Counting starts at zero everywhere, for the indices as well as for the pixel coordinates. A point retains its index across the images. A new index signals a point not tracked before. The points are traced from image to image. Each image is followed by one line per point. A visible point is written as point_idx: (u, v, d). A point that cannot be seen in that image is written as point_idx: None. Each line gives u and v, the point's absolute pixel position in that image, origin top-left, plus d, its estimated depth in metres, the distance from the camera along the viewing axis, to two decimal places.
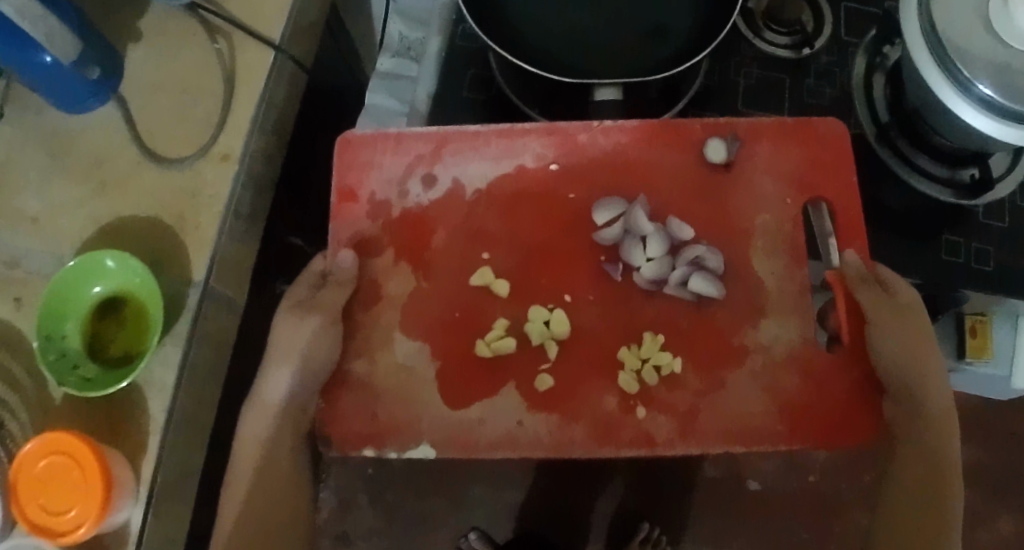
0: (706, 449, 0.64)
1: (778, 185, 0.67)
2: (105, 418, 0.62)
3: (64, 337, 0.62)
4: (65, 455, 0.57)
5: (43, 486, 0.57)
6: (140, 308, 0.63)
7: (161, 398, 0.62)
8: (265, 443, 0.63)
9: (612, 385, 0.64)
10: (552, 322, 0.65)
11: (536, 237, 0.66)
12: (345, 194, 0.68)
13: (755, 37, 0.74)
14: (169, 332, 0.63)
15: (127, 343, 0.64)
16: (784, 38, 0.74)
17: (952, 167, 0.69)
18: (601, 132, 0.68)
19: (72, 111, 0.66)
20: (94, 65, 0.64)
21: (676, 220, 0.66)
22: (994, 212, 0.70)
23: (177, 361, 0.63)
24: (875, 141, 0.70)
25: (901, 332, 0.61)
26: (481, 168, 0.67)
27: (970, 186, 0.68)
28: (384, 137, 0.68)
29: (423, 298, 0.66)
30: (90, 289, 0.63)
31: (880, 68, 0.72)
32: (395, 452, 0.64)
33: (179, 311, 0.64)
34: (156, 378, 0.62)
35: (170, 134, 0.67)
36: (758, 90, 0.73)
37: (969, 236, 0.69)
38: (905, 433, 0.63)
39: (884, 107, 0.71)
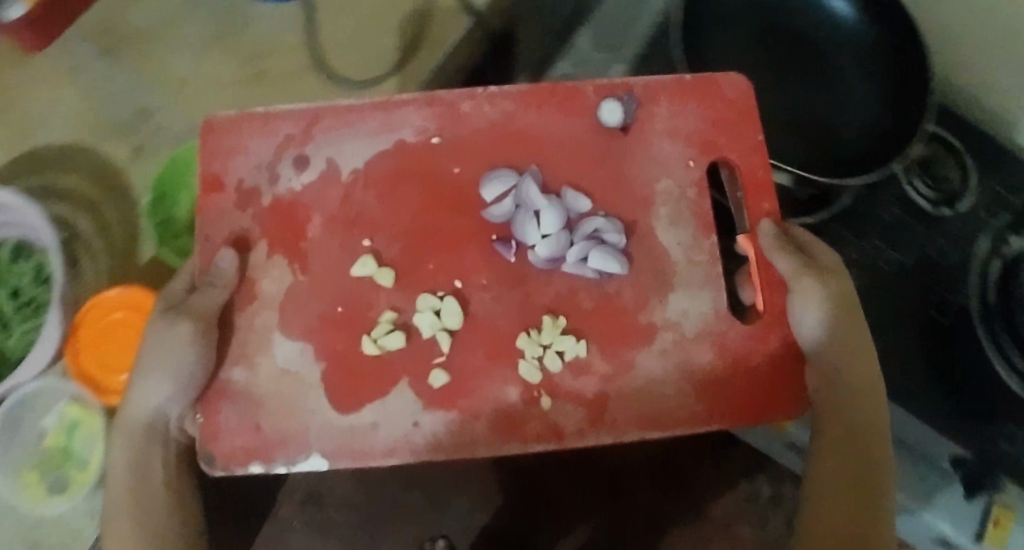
0: (620, 438, 0.59)
1: (679, 145, 0.63)
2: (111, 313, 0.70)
3: (177, 203, 0.74)
4: (138, 310, 0.70)
5: (102, 341, 0.70)
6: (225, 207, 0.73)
7: None
8: (132, 463, 0.57)
9: (514, 376, 0.60)
10: (443, 311, 0.60)
11: (419, 218, 0.63)
12: (211, 183, 0.64)
13: (908, 183, 0.89)
14: None
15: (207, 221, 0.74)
16: (930, 190, 0.89)
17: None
18: (486, 101, 0.64)
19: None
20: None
21: (571, 192, 0.62)
22: None
23: None
24: (979, 317, 0.81)
25: (822, 299, 0.57)
26: (356, 146, 0.64)
27: None
28: (250, 119, 0.64)
29: (302, 293, 0.62)
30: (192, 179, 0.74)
31: (1001, 253, 0.84)
32: (285, 466, 0.59)
33: None
34: None
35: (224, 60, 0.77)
36: (858, 225, 0.89)
37: (999, 429, 0.82)
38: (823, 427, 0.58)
39: (994, 286, 0.82)
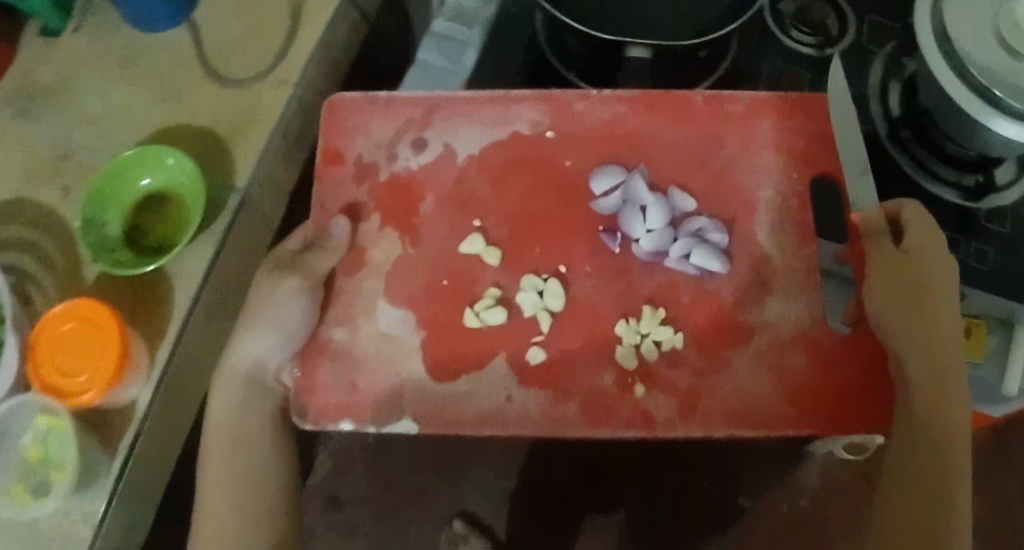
0: (710, 432, 0.59)
1: (783, 158, 0.65)
2: (132, 303, 0.64)
3: (106, 221, 0.65)
4: (87, 319, 0.58)
5: (62, 345, 0.58)
6: (177, 202, 0.66)
7: (189, 283, 0.65)
8: (231, 413, 0.59)
9: (610, 361, 0.60)
10: (546, 292, 0.61)
11: (529, 202, 0.63)
12: (330, 157, 0.64)
13: (781, 33, 0.72)
14: (208, 226, 0.67)
15: (162, 234, 0.66)
16: (810, 38, 0.72)
17: (959, 170, 0.67)
18: (599, 101, 0.66)
19: (144, 28, 0.71)
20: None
21: (677, 191, 0.63)
22: (998, 213, 0.66)
23: (198, 273, 0.65)
24: (884, 137, 0.69)
25: (892, 273, 0.57)
26: (473, 133, 0.65)
27: (973, 189, 0.67)
28: (373, 101, 0.65)
29: (410, 264, 0.62)
30: (138, 181, 0.66)
31: (897, 79, 0.70)
32: (374, 427, 0.59)
33: (221, 205, 0.67)
34: (185, 267, 0.65)
35: (237, 51, 0.71)
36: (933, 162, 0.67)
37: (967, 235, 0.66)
38: (901, 450, 0.57)
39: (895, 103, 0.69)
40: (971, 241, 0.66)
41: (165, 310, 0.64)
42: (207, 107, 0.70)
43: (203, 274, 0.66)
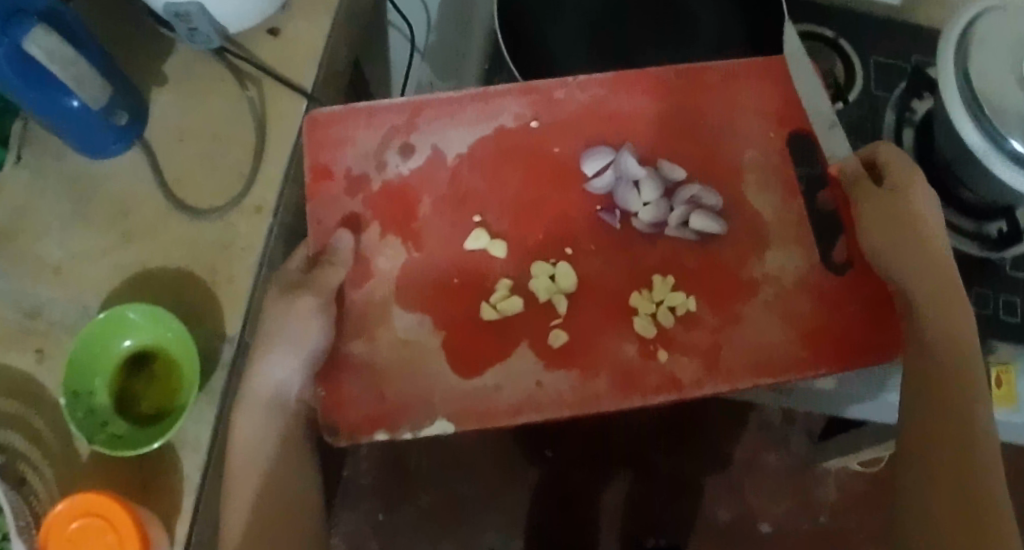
0: (736, 385, 0.60)
1: (758, 121, 0.68)
2: (136, 483, 0.60)
3: (94, 392, 0.61)
4: (98, 516, 0.55)
5: (73, 547, 0.55)
6: (172, 362, 0.62)
7: (193, 457, 0.61)
8: (256, 442, 0.57)
9: (630, 332, 0.61)
10: (557, 275, 0.62)
11: (525, 191, 0.64)
12: (320, 172, 0.64)
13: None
14: (204, 389, 0.62)
15: (159, 399, 0.63)
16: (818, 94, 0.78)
17: (978, 220, 0.72)
18: (577, 87, 0.68)
19: (95, 155, 0.66)
20: (125, 112, 0.64)
21: (667, 162, 0.65)
22: (1022, 262, 0.72)
23: (210, 418, 0.62)
24: None
25: (880, 205, 0.60)
26: (459, 133, 0.66)
27: (998, 238, 0.71)
28: (356, 112, 0.66)
29: (418, 267, 0.62)
30: (119, 343, 0.62)
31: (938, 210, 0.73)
32: (410, 432, 0.58)
33: (212, 364, 0.62)
34: (190, 437, 0.61)
35: (201, 181, 0.66)
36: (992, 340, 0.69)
37: (995, 288, 0.71)
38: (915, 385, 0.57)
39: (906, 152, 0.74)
40: (1001, 294, 0.71)
41: (174, 479, 0.60)
42: (169, 254, 0.64)
43: (210, 435, 0.61)
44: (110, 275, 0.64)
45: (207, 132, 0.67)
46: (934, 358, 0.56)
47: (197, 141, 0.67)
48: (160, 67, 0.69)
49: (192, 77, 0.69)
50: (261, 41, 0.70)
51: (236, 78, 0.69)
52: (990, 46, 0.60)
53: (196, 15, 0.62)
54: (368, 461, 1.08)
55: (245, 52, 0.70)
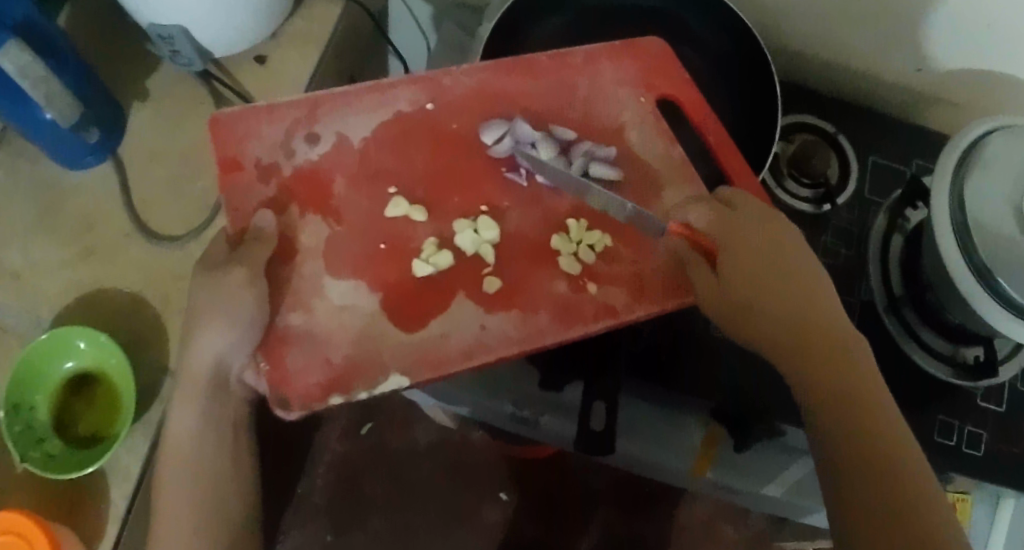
0: (665, 305, 0.64)
1: (629, 87, 0.72)
2: (66, 504, 0.65)
3: (33, 406, 0.66)
4: (15, 534, 0.59)
5: None
6: (112, 387, 0.67)
7: (122, 487, 0.66)
8: (200, 423, 0.56)
9: (558, 270, 0.64)
10: (480, 229, 0.64)
11: (434, 163, 0.66)
12: (229, 166, 0.62)
13: (779, 186, 0.81)
14: (141, 420, 0.68)
15: (95, 422, 0.68)
16: (806, 190, 0.81)
17: (955, 344, 0.77)
18: (462, 74, 0.68)
19: (69, 166, 0.72)
20: (95, 129, 0.71)
21: (557, 127, 0.69)
22: (992, 394, 0.78)
23: (143, 451, 0.67)
24: (883, 307, 0.78)
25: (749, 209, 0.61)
26: (360, 120, 0.65)
27: (972, 367, 0.76)
28: (255, 110, 0.64)
29: (343, 240, 0.62)
30: (62, 365, 0.66)
31: (909, 327, 0.77)
32: (366, 392, 0.57)
33: (152, 400, 0.68)
34: (123, 467, 0.66)
35: (163, 213, 0.73)
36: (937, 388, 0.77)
37: (960, 417, 0.76)
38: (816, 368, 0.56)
39: (897, 279, 0.79)
40: (966, 425, 0.76)
41: (99, 512, 0.65)
42: (125, 276, 0.70)
43: (140, 471, 0.67)
44: (64, 290, 0.69)
45: (174, 156, 0.75)
46: (834, 383, 0.55)
47: (167, 163, 0.74)
48: (142, 84, 0.76)
49: (172, 98, 0.76)
50: (248, 68, 0.78)
51: (213, 100, 0.76)
52: (992, 170, 0.63)
53: (179, 39, 0.68)
54: (324, 478, 1.12)
55: (233, 80, 0.77)
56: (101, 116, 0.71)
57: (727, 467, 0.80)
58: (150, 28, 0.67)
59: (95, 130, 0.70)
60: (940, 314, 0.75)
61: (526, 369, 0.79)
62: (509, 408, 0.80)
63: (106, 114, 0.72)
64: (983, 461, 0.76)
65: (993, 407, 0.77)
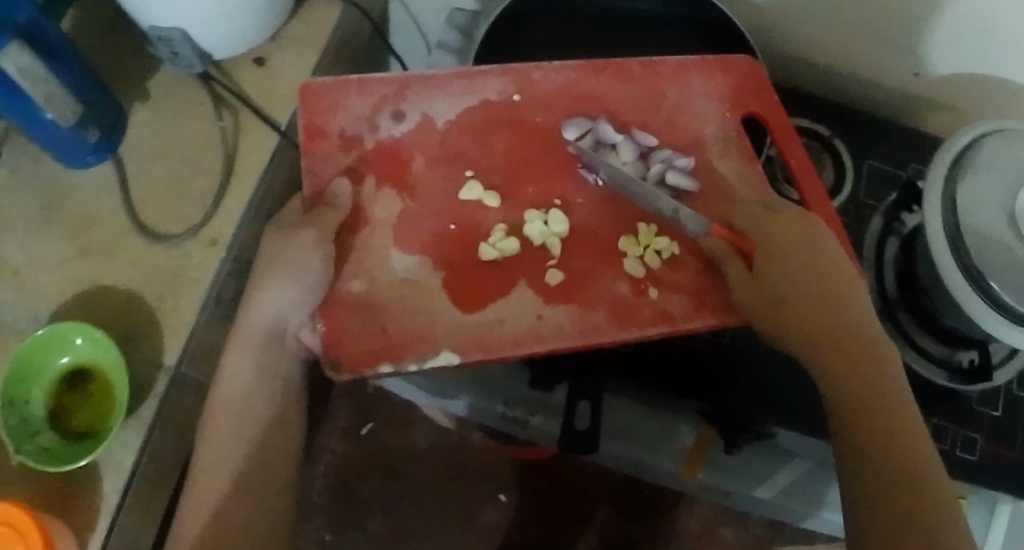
0: (724, 319, 0.63)
1: (715, 103, 0.72)
2: (59, 497, 0.61)
3: (29, 400, 0.62)
4: (3, 525, 0.53)
5: None
6: (106, 381, 0.63)
7: (115, 478, 0.62)
8: (253, 373, 0.58)
9: (621, 272, 0.63)
10: (550, 221, 0.64)
11: (513, 153, 0.66)
12: (314, 133, 0.64)
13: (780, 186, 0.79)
14: (134, 414, 0.64)
15: (90, 415, 0.64)
16: None
17: (951, 347, 0.76)
18: (553, 70, 0.69)
19: (68, 164, 0.69)
20: (96, 127, 0.68)
21: (639, 131, 0.69)
22: (988, 398, 0.77)
23: (136, 444, 0.63)
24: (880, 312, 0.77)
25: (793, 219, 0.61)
26: (447, 104, 0.66)
27: (970, 370, 0.76)
28: (346, 82, 0.65)
29: (414, 216, 0.63)
30: (56, 359, 0.62)
31: (904, 332, 0.77)
32: (415, 365, 0.58)
33: (144, 393, 0.65)
34: (114, 460, 0.62)
35: (164, 209, 0.70)
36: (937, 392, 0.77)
37: (956, 423, 0.76)
38: (843, 380, 0.57)
39: (890, 282, 0.78)
40: (961, 430, 0.76)
41: (91, 502, 0.61)
42: (125, 276, 0.67)
43: (133, 462, 0.63)
44: (62, 290, 0.66)
45: (175, 154, 0.72)
46: (858, 391, 0.57)
47: (167, 164, 0.71)
48: (143, 84, 0.74)
49: (172, 97, 0.74)
50: (245, 69, 0.76)
51: (212, 102, 0.73)
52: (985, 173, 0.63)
53: (178, 43, 0.67)
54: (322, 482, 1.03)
55: (229, 83, 0.75)
56: (104, 120, 0.69)
57: (716, 466, 0.80)
58: (150, 30, 0.66)
59: (97, 132, 0.68)
60: (936, 315, 0.74)
61: (518, 370, 0.78)
62: (499, 409, 0.79)
63: (111, 118, 0.69)
64: (977, 465, 0.76)
65: (988, 411, 0.77)
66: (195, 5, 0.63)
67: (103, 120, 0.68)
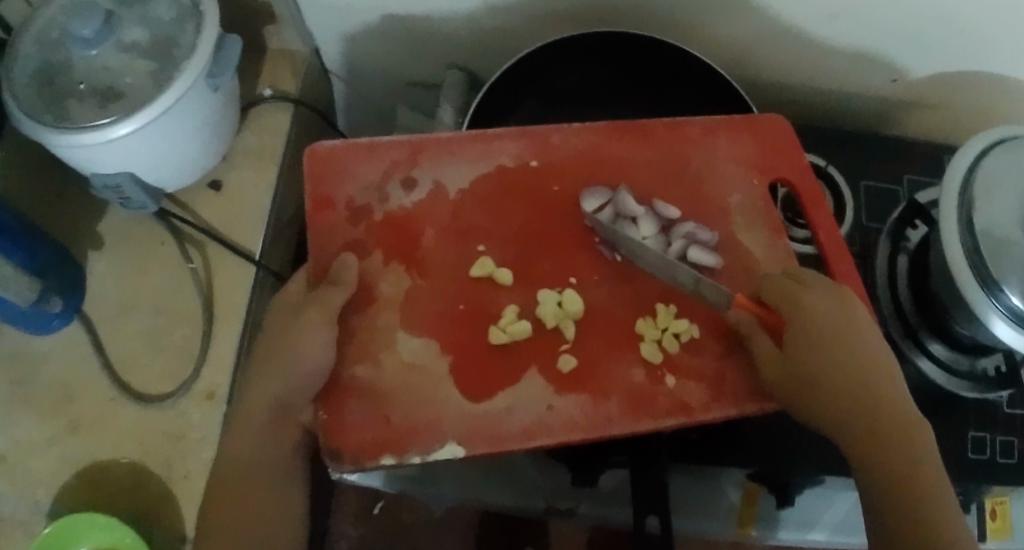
0: (744, 411, 0.60)
1: (742, 168, 0.68)
2: None
3: None
4: None
5: None
6: None
7: None
8: (249, 470, 0.56)
9: (636, 357, 0.60)
10: (564, 301, 0.61)
11: (528, 224, 0.63)
12: (321, 203, 0.62)
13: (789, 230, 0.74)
14: None
15: None
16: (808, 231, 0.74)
17: (971, 357, 0.72)
18: (572, 133, 0.67)
19: (33, 334, 0.71)
20: (58, 296, 0.70)
21: (661, 202, 0.65)
22: (1019, 400, 0.74)
23: None
24: (898, 335, 0.73)
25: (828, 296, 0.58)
26: (460, 170, 0.64)
27: (996, 378, 0.71)
28: (356, 147, 0.63)
29: (423, 293, 0.60)
30: None
31: (925, 349, 0.72)
32: (419, 457, 0.55)
33: None
34: None
35: (145, 366, 0.72)
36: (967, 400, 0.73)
37: (992, 430, 0.72)
38: (884, 473, 0.54)
39: (906, 298, 0.73)
40: (998, 436, 0.72)
41: None
42: (120, 447, 0.69)
43: None
44: (57, 468, 0.68)
45: (148, 306, 0.74)
46: (901, 484, 0.53)
47: (139, 316, 0.73)
48: (97, 231, 0.76)
49: (128, 242, 0.76)
50: (200, 195, 0.78)
51: (177, 240, 0.75)
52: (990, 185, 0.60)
53: (127, 186, 0.66)
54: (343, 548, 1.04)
55: (186, 213, 0.77)
56: (65, 285, 0.71)
57: (771, 521, 0.76)
58: (94, 179, 0.65)
59: (59, 300, 0.70)
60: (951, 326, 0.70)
61: (544, 461, 0.74)
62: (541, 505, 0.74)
63: (71, 282, 0.71)
64: (1019, 468, 0.72)
65: (1021, 412, 0.73)
66: (140, 143, 0.62)
67: (65, 285, 0.71)
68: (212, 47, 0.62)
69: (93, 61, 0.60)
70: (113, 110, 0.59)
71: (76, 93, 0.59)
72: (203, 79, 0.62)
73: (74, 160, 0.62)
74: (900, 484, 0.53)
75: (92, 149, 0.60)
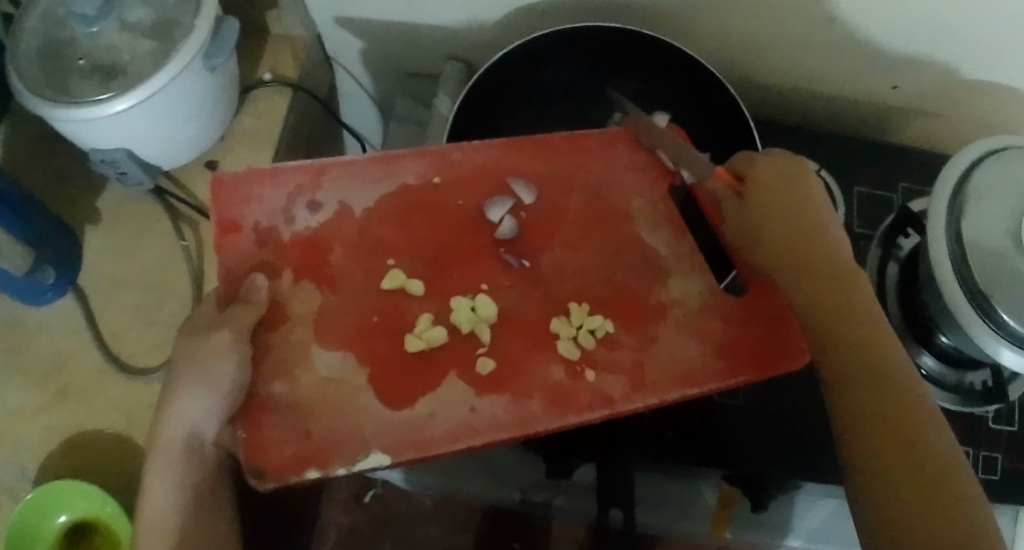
0: (664, 397, 0.61)
1: (640, 175, 0.69)
2: None
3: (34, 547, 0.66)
4: None
5: None
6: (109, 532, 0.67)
7: None
8: (171, 485, 0.55)
9: (554, 356, 0.62)
10: (477, 306, 0.62)
11: (437, 237, 0.65)
12: (227, 227, 0.62)
13: None
14: None
15: None
16: None
17: (961, 372, 0.74)
18: (472, 150, 0.67)
19: (30, 303, 0.72)
20: (51, 266, 0.71)
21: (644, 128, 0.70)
22: (1004, 416, 0.76)
23: None
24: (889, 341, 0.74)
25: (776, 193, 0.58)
26: (366, 190, 0.65)
27: (983, 393, 0.73)
28: (258, 172, 0.64)
29: (335, 310, 0.61)
30: (56, 518, 0.65)
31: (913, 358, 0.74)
32: (344, 468, 0.56)
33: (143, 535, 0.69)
34: None
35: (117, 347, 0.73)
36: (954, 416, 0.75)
37: (977, 445, 0.75)
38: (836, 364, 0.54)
39: (894, 305, 0.75)
40: (981, 452, 0.74)
41: None
42: (78, 434, 0.70)
43: None
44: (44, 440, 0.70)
45: (136, 282, 0.75)
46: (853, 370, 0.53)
47: (132, 291, 0.74)
48: (96, 209, 0.76)
49: (125, 216, 0.76)
50: (200, 176, 0.78)
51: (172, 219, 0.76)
52: (986, 203, 0.60)
53: (125, 162, 0.67)
54: None
55: (185, 193, 0.77)
56: (60, 254, 0.72)
57: (744, 524, 0.78)
58: (93, 154, 0.66)
59: (54, 267, 0.71)
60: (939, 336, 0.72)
61: (534, 459, 0.77)
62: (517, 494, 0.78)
63: (67, 252, 0.72)
64: (1002, 483, 0.74)
65: (1006, 427, 0.75)
66: (138, 116, 0.62)
67: (61, 252, 0.72)
68: (211, 29, 0.62)
69: (95, 38, 0.61)
70: (114, 85, 0.60)
71: (76, 69, 0.60)
72: (199, 59, 0.63)
73: (75, 135, 0.63)
74: (851, 370, 0.53)
75: (92, 121, 0.60)
